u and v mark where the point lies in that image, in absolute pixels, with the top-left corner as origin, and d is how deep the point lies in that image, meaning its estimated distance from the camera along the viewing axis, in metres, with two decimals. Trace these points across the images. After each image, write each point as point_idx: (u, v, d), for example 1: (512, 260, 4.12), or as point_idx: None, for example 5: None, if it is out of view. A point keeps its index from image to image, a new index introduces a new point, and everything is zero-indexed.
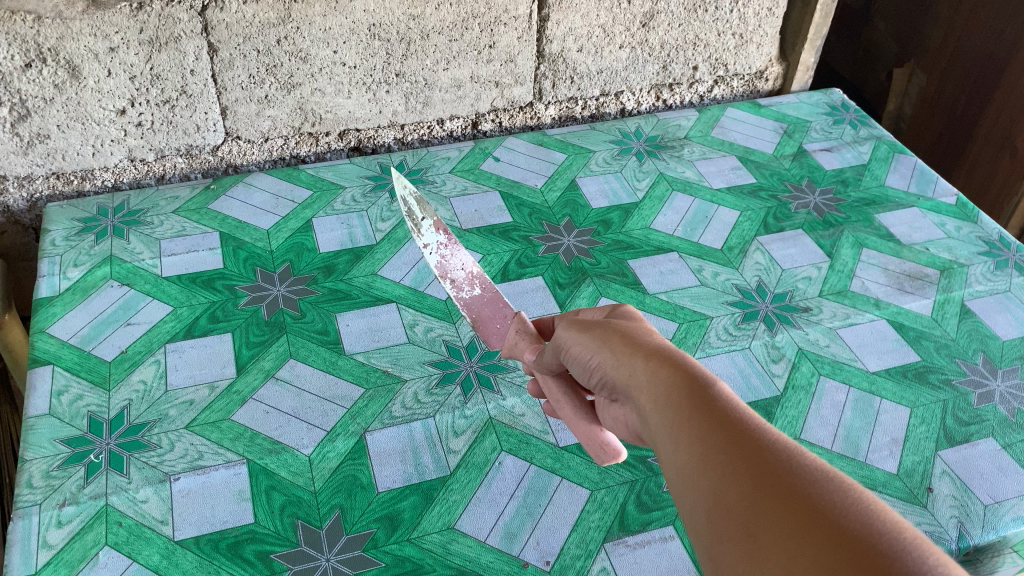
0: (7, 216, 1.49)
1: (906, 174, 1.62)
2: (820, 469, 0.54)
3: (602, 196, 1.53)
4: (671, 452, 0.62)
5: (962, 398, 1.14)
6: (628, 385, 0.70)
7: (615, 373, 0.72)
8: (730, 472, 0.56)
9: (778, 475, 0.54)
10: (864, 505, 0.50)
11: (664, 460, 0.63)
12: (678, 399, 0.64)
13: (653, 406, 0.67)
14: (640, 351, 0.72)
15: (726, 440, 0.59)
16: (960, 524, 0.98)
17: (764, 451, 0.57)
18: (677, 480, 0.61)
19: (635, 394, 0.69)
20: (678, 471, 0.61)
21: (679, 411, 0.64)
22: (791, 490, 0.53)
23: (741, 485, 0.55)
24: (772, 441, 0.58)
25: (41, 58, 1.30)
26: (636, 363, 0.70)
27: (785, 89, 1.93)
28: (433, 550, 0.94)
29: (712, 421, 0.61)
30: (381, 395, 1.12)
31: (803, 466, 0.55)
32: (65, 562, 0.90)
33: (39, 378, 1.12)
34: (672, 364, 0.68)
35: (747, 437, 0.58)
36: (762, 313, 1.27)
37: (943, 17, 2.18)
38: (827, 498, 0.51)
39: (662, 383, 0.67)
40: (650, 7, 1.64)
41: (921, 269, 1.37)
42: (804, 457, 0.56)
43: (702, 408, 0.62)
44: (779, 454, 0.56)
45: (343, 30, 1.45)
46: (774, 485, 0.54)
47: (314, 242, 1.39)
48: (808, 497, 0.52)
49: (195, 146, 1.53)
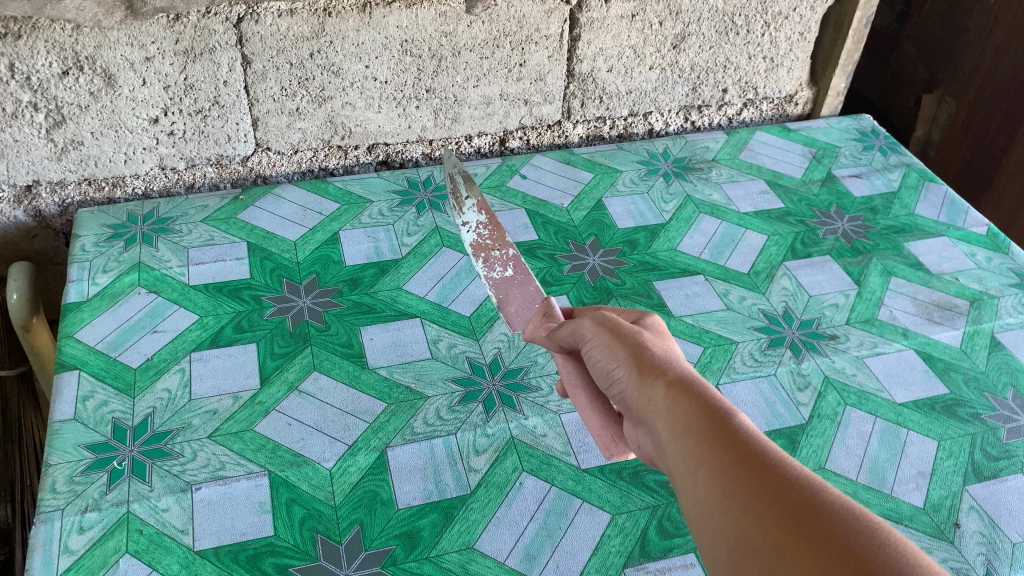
0: (38, 220, 1.51)
1: (936, 203, 1.60)
2: (844, 507, 0.52)
3: (628, 216, 1.53)
4: (689, 479, 0.60)
5: (992, 432, 1.12)
6: (646, 408, 0.68)
7: (634, 393, 0.70)
8: (753, 510, 0.54)
9: (802, 512, 0.52)
10: (895, 548, 0.48)
11: (681, 490, 0.61)
12: (698, 424, 0.62)
13: (671, 432, 0.64)
14: (662, 371, 0.69)
15: (748, 474, 0.56)
16: (987, 561, 0.96)
17: (788, 486, 0.54)
18: (694, 512, 0.58)
19: (652, 418, 0.67)
20: (696, 504, 0.58)
21: (699, 439, 0.61)
22: (815, 528, 0.51)
23: (764, 523, 0.53)
24: (796, 476, 0.55)
25: (78, 66, 1.32)
26: (657, 385, 0.68)
27: (814, 114, 1.93)
28: (452, 569, 0.93)
29: (733, 452, 0.59)
30: (403, 411, 1.11)
31: (828, 504, 0.52)
32: (86, 568, 0.90)
33: (65, 383, 1.13)
34: (693, 390, 0.66)
35: (770, 472, 0.56)
36: (788, 340, 1.26)
37: (974, 44, 2.17)
38: (856, 540, 0.49)
39: (681, 409, 0.64)
40: (682, 29, 1.64)
41: (950, 299, 1.35)
42: (827, 493, 0.54)
43: (723, 436, 0.60)
44: (804, 491, 0.54)
45: (376, 45, 1.46)
46: (800, 524, 0.51)
47: (340, 255, 1.40)
48: (837, 538, 0.50)
49: (225, 156, 1.55)
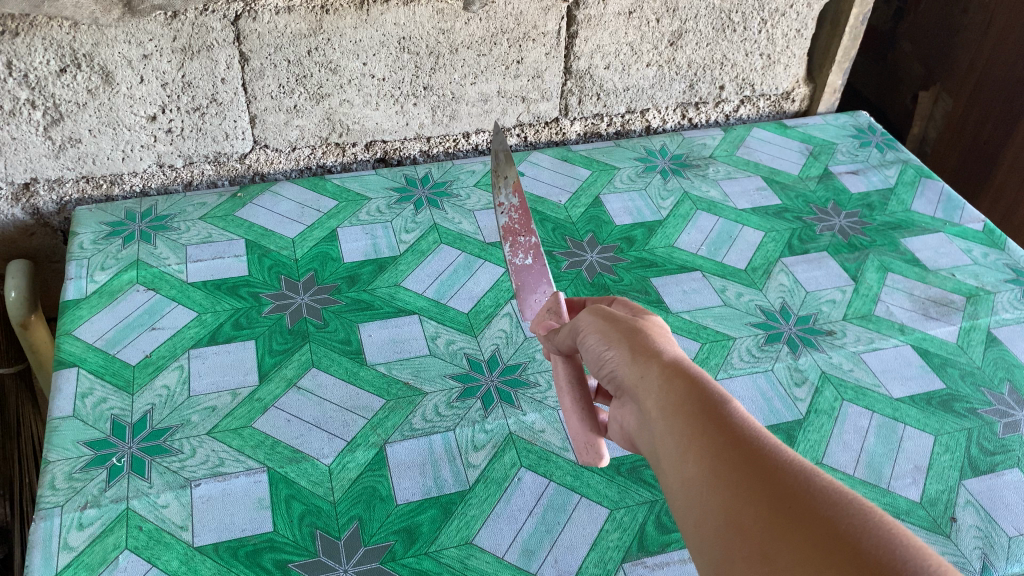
0: (36, 218, 1.51)
1: (932, 199, 1.60)
2: (837, 491, 0.52)
3: (625, 213, 1.53)
4: (679, 461, 0.60)
5: (987, 427, 1.13)
6: (637, 392, 0.68)
7: (626, 375, 0.70)
8: (744, 491, 0.54)
9: (793, 496, 0.52)
10: (889, 531, 0.48)
11: (671, 471, 0.61)
12: (691, 407, 0.62)
13: (662, 414, 0.64)
14: (655, 354, 0.69)
15: (740, 457, 0.57)
16: (983, 555, 0.96)
17: (780, 470, 0.55)
18: (683, 494, 0.59)
19: (644, 400, 0.67)
20: (686, 486, 0.58)
21: (691, 422, 0.61)
22: (807, 511, 0.51)
23: (756, 505, 0.53)
24: (787, 459, 0.56)
25: (75, 64, 1.32)
26: (650, 367, 0.68)
27: (811, 110, 1.93)
28: (451, 564, 0.93)
29: (726, 436, 0.59)
30: (402, 407, 1.12)
31: (819, 487, 0.53)
32: (86, 564, 0.90)
33: (63, 380, 1.13)
34: (687, 374, 0.65)
35: (763, 457, 0.56)
36: (785, 335, 1.26)
37: (970, 41, 2.18)
38: (848, 522, 0.49)
39: (674, 392, 0.64)
40: (679, 26, 1.64)
41: (947, 295, 1.36)
42: (819, 477, 0.54)
43: (715, 420, 0.60)
44: (795, 475, 0.54)
45: (373, 43, 1.47)
46: (791, 507, 0.52)
47: (339, 252, 1.40)
48: (828, 522, 0.50)
49: (223, 154, 1.55)
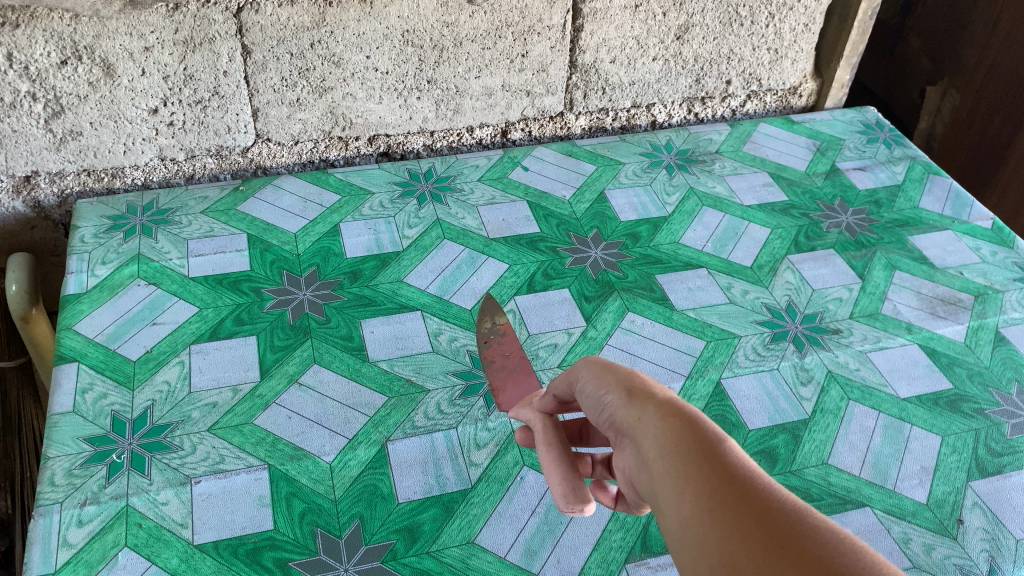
0: (37, 211, 1.50)
1: (941, 196, 1.59)
2: (837, 538, 0.50)
3: (630, 209, 1.52)
4: (678, 506, 0.57)
5: (995, 428, 1.11)
6: (635, 432, 0.64)
7: (622, 417, 0.65)
8: (746, 537, 0.52)
9: (795, 544, 0.50)
10: None
11: (668, 516, 0.57)
12: (690, 450, 0.59)
13: (660, 456, 0.60)
14: (652, 395, 0.65)
15: (742, 504, 0.54)
16: (991, 558, 0.95)
17: (780, 517, 0.52)
18: (681, 538, 0.55)
19: (642, 442, 0.63)
20: (684, 532, 0.55)
21: (690, 464, 0.58)
22: (811, 559, 0.49)
23: (757, 552, 0.50)
24: (786, 505, 0.53)
25: (76, 55, 1.31)
26: (648, 408, 0.64)
27: (818, 106, 1.91)
28: (452, 564, 0.93)
29: (726, 482, 0.56)
30: (404, 404, 1.11)
31: (819, 535, 0.51)
32: (85, 562, 0.90)
33: (63, 375, 1.12)
34: (684, 417, 0.62)
35: (764, 503, 0.54)
36: (791, 334, 1.25)
37: (978, 36, 2.15)
38: (851, 572, 0.47)
39: (672, 434, 0.60)
40: (685, 20, 1.62)
41: (955, 294, 1.34)
42: (818, 523, 0.52)
43: (717, 465, 0.57)
44: (795, 522, 0.52)
45: (377, 35, 1.45)
46: (794, 555, 0.49)
47: (341, 247, 1.39)
48: (831, 571, 0.47)
49: (225, 147, 1.53)
